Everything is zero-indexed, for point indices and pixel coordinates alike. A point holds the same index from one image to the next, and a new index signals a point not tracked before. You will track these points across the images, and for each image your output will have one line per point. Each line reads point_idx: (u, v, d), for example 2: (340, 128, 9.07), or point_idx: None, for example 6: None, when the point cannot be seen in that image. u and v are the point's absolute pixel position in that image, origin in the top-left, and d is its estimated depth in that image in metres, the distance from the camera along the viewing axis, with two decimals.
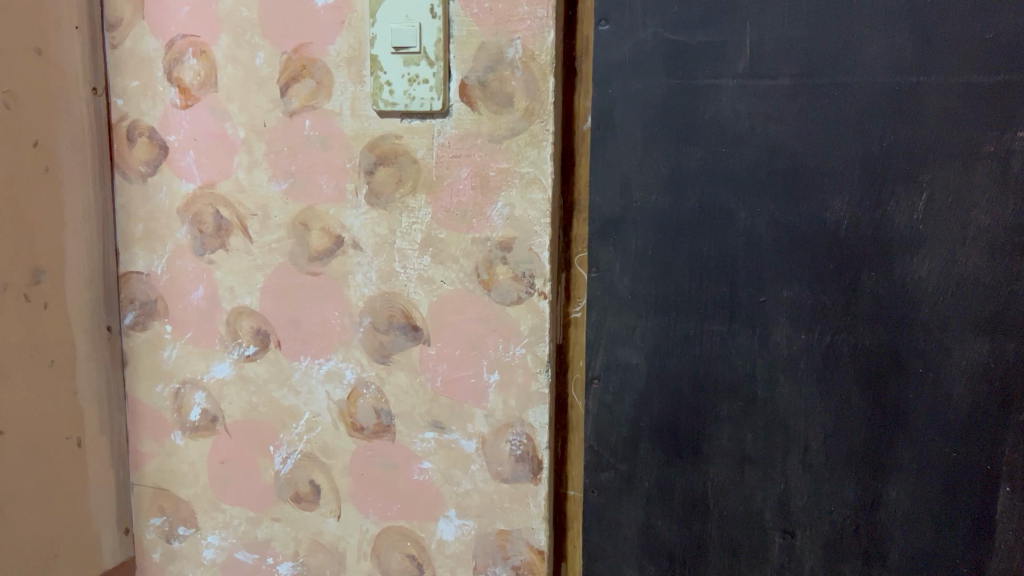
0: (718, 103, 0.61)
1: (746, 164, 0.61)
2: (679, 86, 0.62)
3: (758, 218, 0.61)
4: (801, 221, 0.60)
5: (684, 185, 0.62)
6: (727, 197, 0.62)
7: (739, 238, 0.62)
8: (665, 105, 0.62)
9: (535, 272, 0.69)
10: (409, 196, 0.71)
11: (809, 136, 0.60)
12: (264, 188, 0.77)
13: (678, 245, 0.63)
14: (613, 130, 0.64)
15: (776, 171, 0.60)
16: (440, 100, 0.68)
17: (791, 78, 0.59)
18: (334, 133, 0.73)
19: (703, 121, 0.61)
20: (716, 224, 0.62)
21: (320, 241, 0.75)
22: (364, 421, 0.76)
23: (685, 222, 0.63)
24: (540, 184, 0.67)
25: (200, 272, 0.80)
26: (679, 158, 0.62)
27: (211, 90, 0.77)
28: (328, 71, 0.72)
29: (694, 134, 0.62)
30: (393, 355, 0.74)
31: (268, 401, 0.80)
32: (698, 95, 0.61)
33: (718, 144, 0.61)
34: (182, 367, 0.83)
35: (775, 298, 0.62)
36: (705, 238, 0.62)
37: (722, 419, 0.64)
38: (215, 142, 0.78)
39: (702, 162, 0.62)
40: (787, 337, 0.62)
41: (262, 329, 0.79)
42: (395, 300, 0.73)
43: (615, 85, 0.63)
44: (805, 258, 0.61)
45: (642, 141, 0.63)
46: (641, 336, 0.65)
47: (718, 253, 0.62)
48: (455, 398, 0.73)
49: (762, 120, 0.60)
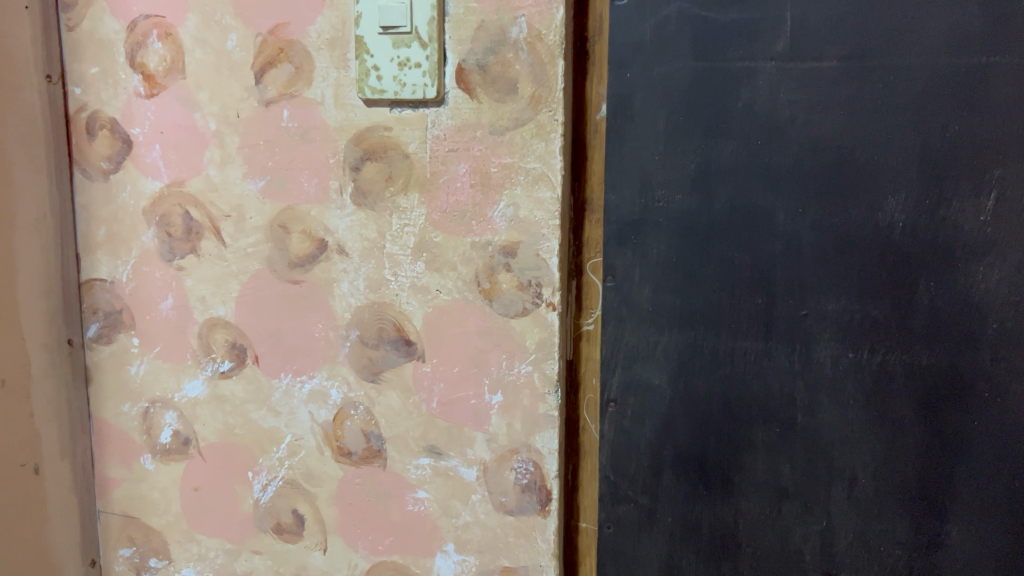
0: (754, 89, 0.53)
1: (785, 157, 0.53)
2: (709, 69, 0.54)
3: (799, 221, 0.54)
4: (850, 223, 0.53)
5: (714, 182, 0.55)
6: (763, 197, 0.54)
7: (776, 243, 0.54)
8: (692, 91, 0.54)
9: (543, 281, 0.61)
10: (401, 195, 0.64)
11: (860, 126, 0.52)
12: (238, 187, 0.69)
13: (706, 251, 0.55)
14: (632, 120, 0.56)
15: (820, 166, 0.53)
16: (434, 87, 0.60)
17: (840, 60, 0.52)
18: (316, 125, 0.65)
19: (735, 109, 0.54)
20: (750, 227, 0.54)
21: (302, 245, 0.67)
22: (351, 446, 0.68)
23: (714, 225, 0.55)
24: (548, 181, 0.60)
25: (170, 280, 0.72)
26: (708, 151, 0.55)
27: (178, 76, 0.69)
28: (308, 55, 0.64)
29: (725, 124, 0.54)
30: (384, 372, 0.66)
31: (245, 423, 0.72)
32: (730, 78, 0.53)
33: (753, 135, 0.54)
34: (150, 385, 0.75)
35: (818, 311, 0.54)
36: (737, 242, 0.55)
37: (756, 447, 0.56)
38: (183, 134, 0.70)
39: (735, 156, 0.54)
40: (831, 357, 0.54)
41: (239, 344, 0.71)
42: (386, 312, 0.66)
43: (634, 69, 0.55)
44: (854, 266, 0.53)
45: (665, 132, 0.55)
46: (664, 353, 0.57)
47: (752, 260, 0.55)
48: (454, 421, 0.65)
49: (805, 108, 0.53)
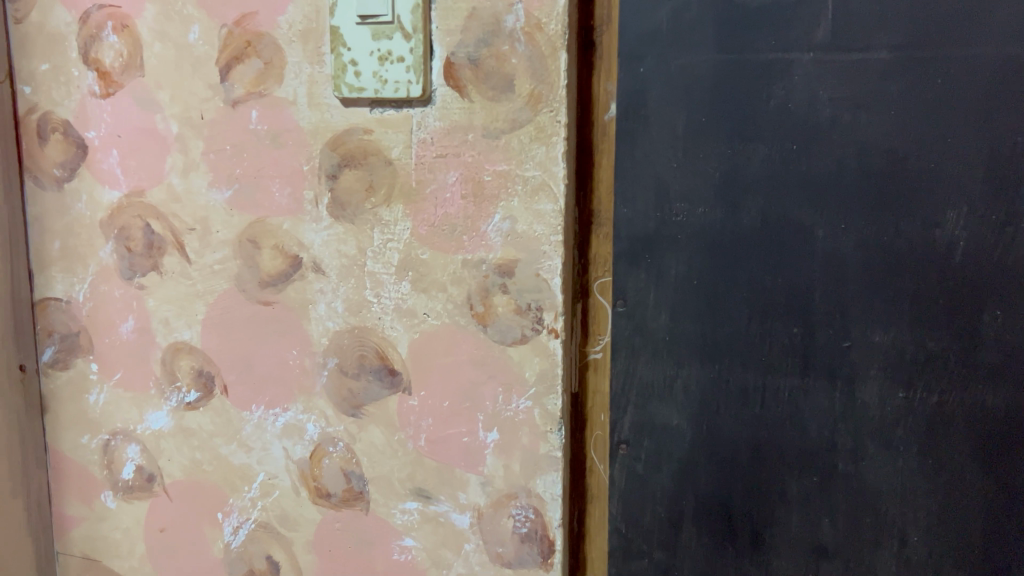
0: (789, 86, 0.46)
1: (826, 166, 0.46)
2: (736, 63, 0.46)
3: (841, 239, 0.46)
4: (901, 242, 0.46)
5: (742, 193, 0.48)
6: (799, 211, 0.47)
7: (815, 264, 0.47)
8: (716, 87, 0.47)
9: (544, 305, 0.53)
10: (383, 206, 0.56)
11: (913, 129, 0.45)
12: (203, 197, 0.61)
13: (733, 272, 0.48)
14: (646, 121, 0.49)
15: (867, 176, 0.46)
16: (419, 84, 0.53)
17: (890, 51, 0.44)
18: (288, 128, 0.58)
19: (767, 109, 0.46)
20: (784, 246, 0.47)
21: (273, 262, 0.60)
22: (331, 487, 0.61)
23: (741, 243, 0.48)
24: (549, 192, 0.52)
25: (130, 299, 0.65)
26: (735, 157, 0.47)
27: (136, 74, 0.61)
28: (278, 48, 0.57)
29: (755, 126, 0.47)
30: (365, 405, 0.59)
31: (214, 459, 0.65)
32: (760, 74, 0.46)
33: (788, 140, 0.46)
34: (110, 415, 0.68)
35: (863, 343, 0.47)
36: (769, 264, 0.48)
37: (790, 500, 0.49)
38: (143, 138, 0.62)
39: (766, 164, 0.47)
40: (879, 397, 0.47)
41: (206, 371, 0.64)
42: (367, 337, 0.58)
43: (648, 62, 0.48)
44: (906, 292, 0.46)
45: (685, 136, 0.48)
46: (683, 391, 0.50)
47: (786, 284, 0.48)
48: (444, 460, 0.58)
49: (849, 108, 0.45)
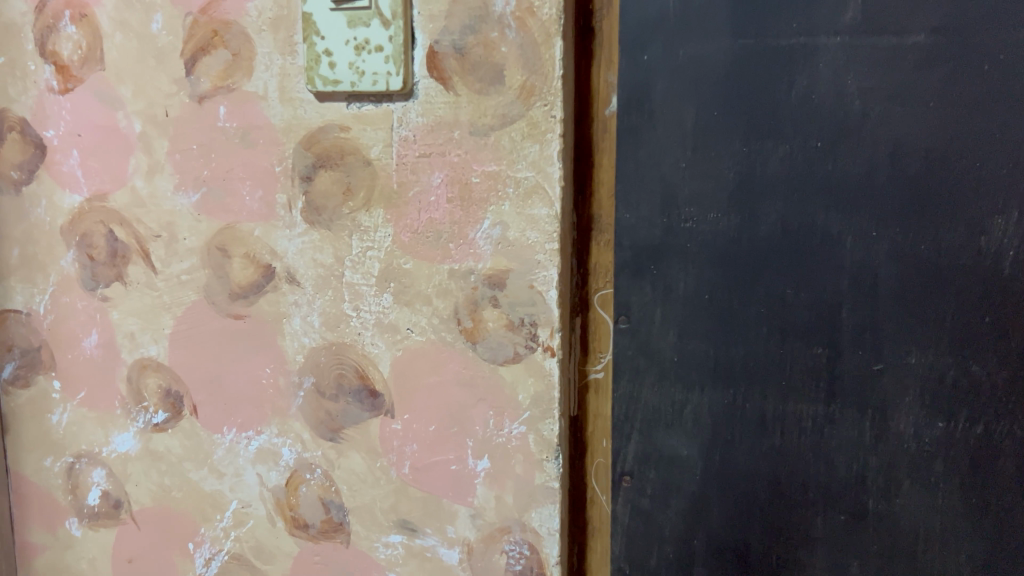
0: (813, 75, 0.41)
1: (856, 166, 0.41)
2: (753, 49, 0.41)
3: (873, 250, 0.41)
4: (941, 254, 0.41)
5: (759, 197, 0.42)
6: (825, 217, 0.42)
7: (842, 277, 0.42)
8: (730, 78, 0.42)
9: (539, 320, 0.48)
10: (362, 211, 0.51)
11: (956, 123, 0.39)
12: (169, 202, 0.56)
13: (748, 286, 0.43)
14: (651, 117, 0.43)
15: (903, 178, 0.40)
16: (399, 76, 0.48)
17: (930, 33, 0.39)
18: (259, 125, 0.53)
19: (789, 102, 0.41)
20: (807, 257, 0.42)
21: (244, 273, 0.55)
22: (308, 517, 0.56)
23: (758, 253, 0.43)
24: (543, 194, 0.47)
25: (93, 312, 0.60)
26: (752, 156, 0.42)
27: (96, 67, 0.56)
28: (247, 38, 0.52)
29: (775, 121, 0.41)
30: (345, 429, 0.54)
31: (184, 485, 0.60)
32: (780, 61, 0.41)
33: (814, 137, 0.41)
34: (74, 437, 0.63)
35: (898, 368, 0.42)
36: (791, 277, 0.43)
37: (816, 539, 0.45)
38: (104, 137, 0.57)
39: (787, 164, 0.42)
40: (915, 427, 0.42)
41: (174, 391, 0.59)
42: (346, 355, 0.53)
43: (653, 50, 0.43)
44: (945, 309, 0.41)
45: (695, 133, 0.43)
46: (693, 420, 0.46)
47: (810, 300, 0.43)
48: (430, 490, 0.52)
49: (883, 100, 0.40)
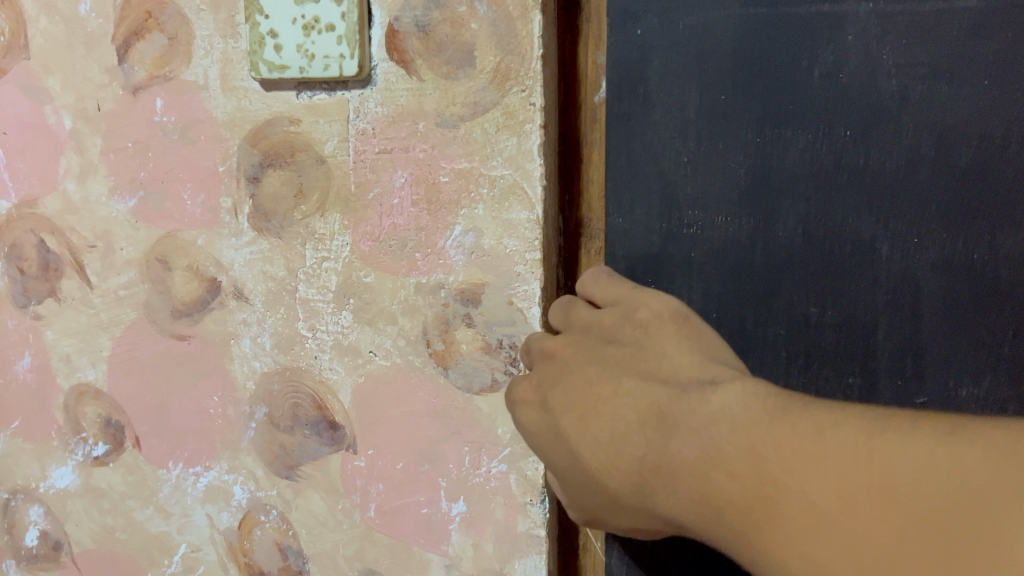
0: (840, 49, 0.34)
1: (892, 160, 0.35)
2: (768, 18, 0.35)
3: (914, 260, 0.36)
4: (996, 262, 0.35)
5: (777, 197, 0.36)
6: (857, 220, 0.36)
7: (878, 293, 0.36)
8: (739, 54, 0.35)
9: (519, 342, 0.41)
10: (316, 216, 0.44)
11: (1015, 106, 0.33)
12: (104, 207, 0.50)
13: (766, 305, 0.38)
14: (646, 102, 0.37)
15: (951, 175, 0.34)
16: (354, 60, 0.41)
17: None
18: (199, 119, 0.46)
19: (810, 83, 0.35)
20: (837, 267, 0.37)
21: (187, 287, 0.48)
22: (264, 564, 0.50)
23: (779, 264, 0.37)
24: (522, 196, 0.40)
25: (26, 332, 0.54)
26: (767, 149, 0.36)
27: (20, 55, 0.50)
28: (185, 20, 0.45)
29: (796, 104, 0.35)
30: (302, 466, 0.47)
31: (128, 526, 0.53)
32: (802, 32, 0.35)
33: (841, 123, 0.35)
34: (8, 471, 0.56)
35: (944, 401, 0.36)
36: (817, 291, 0.37)
37: None
38: (32, 136, 0.51)
39: (809, 157, 0.36)
40: None
41: (115, 420, 0.52)
42: (302, 382, 0.46)
43: (647, 23, 0.37)
44: (999, 331, 0.35)
45: (699, 120, 0.37)
46: None
47: (839, 320, 0.37)
48: (398, 536, 0.46)
49: (924, 77, 0.34)
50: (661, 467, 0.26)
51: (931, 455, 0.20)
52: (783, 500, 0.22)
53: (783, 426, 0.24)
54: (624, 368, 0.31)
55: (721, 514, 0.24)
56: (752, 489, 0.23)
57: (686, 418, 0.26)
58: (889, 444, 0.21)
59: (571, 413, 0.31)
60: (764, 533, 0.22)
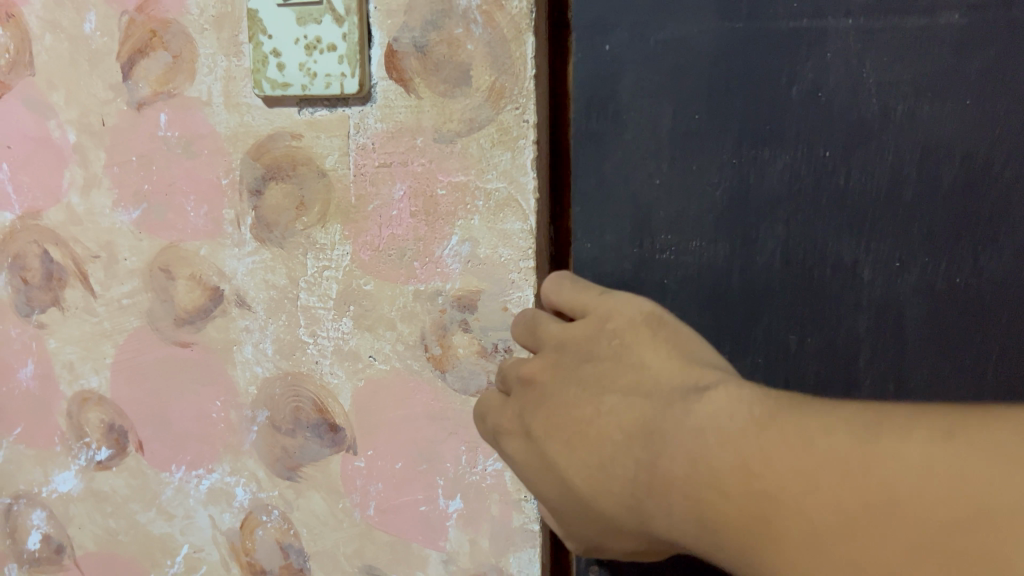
0: (819, 66, 0.35)
1: (872, 180, 0.36)
2: (744, 33, 0.36)
3: (892, 277, 0.37)
4: (989, 292, 0.36)
5: (755, 222, 0.38)
6: (834, 239, 0.37)
7: (856, 311, 0.38)
8: (720, 72, 0.36)
9: (513, 346, 0.44)
10: (317, 227, 0.46)
11: (1003, 123, 0.34)
12: (108, 219, 0.51)
13: (746, 328, 0.39)
14: (617, 121, 0.39)
15: (935, 193, 0.35)
16: (354, 78, 0.43)
17: (966, 12, 0.33)
18: (202, 133, 0.48)
19: (792, 102, 0.36)
20: (818, 292, 0.38)
21: (190, 296, 0.50)
22: (265, 563, 0.51)
23: (757, 286, 0.39)
24: (517, 207, 0.42)
25: (29, 340, 0.55)
26: (747, 168, 0.37)
27: (25, 71, 0.51)
28: (188, 39, 0.47)
29: (777, 127, 0.36)
30: (303, 467, 0.49)
31: (130, 528, 0.55)
32: (782, 47, 0.36)
33: (824, 143, 0.36)
34: (11, 476, 0.57)
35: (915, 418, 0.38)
36: (795, 309, 0.38)
37: None
38: (36, 149, 0.52)
39: (788, 176, 0.37)
40: None
41: (118, 425, 0.54)
42: (303, 386, 0.48)
43: (617, 36, 0.38)
44: (975, 349, 0.36)
45: (672, 139, 0.38)
46: None
47: (816, 336, 0.38)
48: (397, 534, 0.48)
49: (909, 96, 0.35)
50: (653, 490, 0.25)
51: (940, 468, 0.19)
52: (782, 531, 0.21)
53: (771, 431, 0.23)
54: (606, 382, 0.30)
55: (720, 534, 0.23)
56: (749, 505, 0.22)
57: (671, 434, 0.25)
58: (886, 467, 0.20)
59: (557, 438, 0.30)
60: (774, 559, 0.21)
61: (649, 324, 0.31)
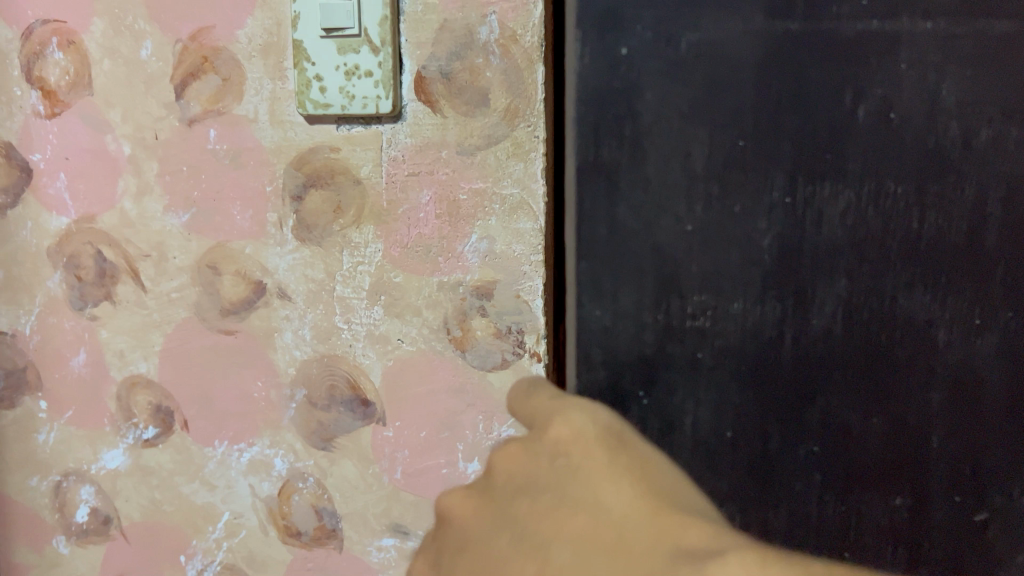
0: (883, 83, 0.43)
1: (913, 186, 0.44)
2: (800, 42, 0.43)
3: (935, 268, 0.44)
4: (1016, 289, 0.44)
5: (810, 220, 0.45)
6: (886, 235, 0.44)
7: (901, 295, 0.45)
8: (783, 84, 0.43)
9: (525, 328, 0.51)
10: (352, 228, 0.53)
11: None
12: (159, 222, 0.58)
13: (796, 340, 0.47)
14: (633, 117, 0.45)
15: (981, 209, 0.43)
16: (389, 100, 0.50)
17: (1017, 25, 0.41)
18: (248, 146, 0.55)
19: (854, 116, 0.43)
20: (860, 296, 0.46)
21: (235, 289, 0.57)
22: (301, 525, 0.58)
23: (807, 300, 0.46)
24: (529, 210, 0.50)
25: (82, 331, 0.61)
26: (799, 170, 0.44)
27: (84, 92, 0.58)
28: (237, 64, 0.54)
29: (839, 158, 0.44)
30: (337, 438, 0.56)
31: (174, 499, 0.61)
32: (841, 57, 0.43)
33: (874, 153, 0.43)
34: (61, 455, 0.64)
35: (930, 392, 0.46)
36: (834, 296, 0.46)
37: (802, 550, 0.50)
38: (93, 160, 0.59)
39: (849, 215, 0.45)
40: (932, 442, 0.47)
41: (164, 406, 0.60)
42: (338, 366, 0.55)
43: (632, 49, 0.45)
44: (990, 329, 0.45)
45: (726, 144, 0.45)
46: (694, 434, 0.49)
47: (852, 317, 0.46)
48: (422, 494, 0.55)
49: (964, 114, 0.42)
50: None
51: None
52: None
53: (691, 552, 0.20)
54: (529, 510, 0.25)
55: None
56: None
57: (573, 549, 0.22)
58: None
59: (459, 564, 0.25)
60: None
61: (607, 443, 0.27)
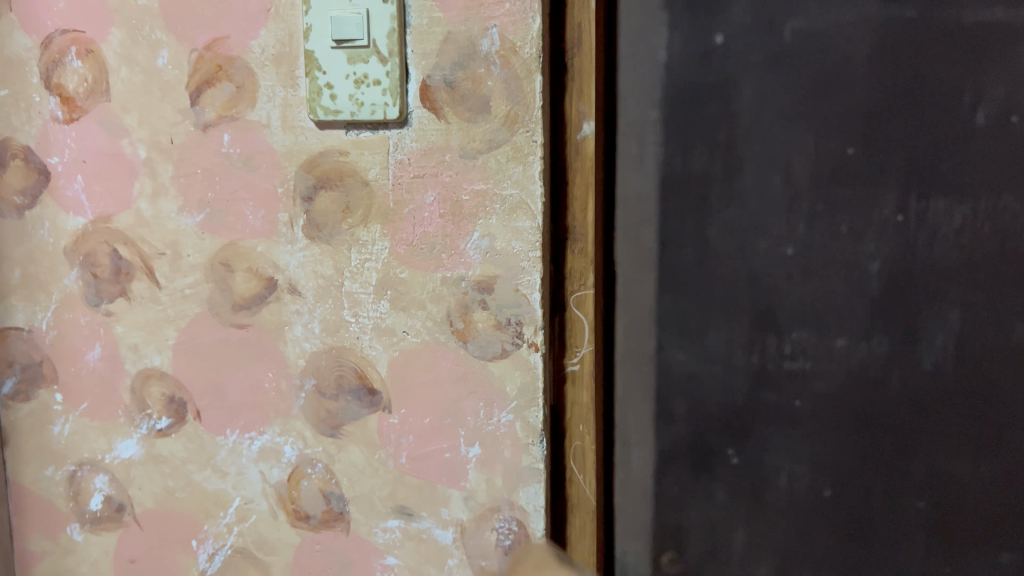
0: (996, 87, 0.49)
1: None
2: (925, 40, 0.50)
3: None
4: None
5: (932, 207, 0.51)
6: (994, 221, 0.51)
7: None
8: (909, 83, 0.50)
9: (524, 320, 0.55)
10: (360, 227, 0.57)
11: None
12: (173, 222, 0.61)
13: (914, 316, 0.53)
14: (735, 114, 0.53)
15: None
16: (396, 106, 0.54)
17: None
18: (261, 150, 0.58)
19: (966, 113, 0.50)
20: (980, 274, 0.52)
21: (247, 285, 0.60)
22: (310, 509, 0.61)
23: (925, 277, 0.52)
24: (527, 210, 0.53)
25: (97, 327, 0.64)
26: (930, 161, 0.51)
27: (102, 98, 0.61)
28: (250, 72, 0.57)
29: (957, 167, 0.51)
30: (345, 425, 0.59)
31: (186, 486, 0.64)
32: (964, 55, 0.49)
33: (996, 148, 0.50)
34: (77, 446, 0.66)
35: None
36: (956, 279, 0.52)
37: (906, 510, 0.56)
38: (109, 163, 0.62)
39: (965, 227, 0.51)
40: None
41: (177, 398, 0.63)
42: (346, 358, 0.59)
43: (732, 55, 0.53)
44: None
45: (855, 141, 0.52)
46: (808, 401, 0.56)
47: (964, 297, 0.52)
48: (426, 477, 0.58)
49: None
50: None
51: None
52: None
53: None
54: None
55: None
56: None
57: None
58: None
59: None
60: None
61: None
